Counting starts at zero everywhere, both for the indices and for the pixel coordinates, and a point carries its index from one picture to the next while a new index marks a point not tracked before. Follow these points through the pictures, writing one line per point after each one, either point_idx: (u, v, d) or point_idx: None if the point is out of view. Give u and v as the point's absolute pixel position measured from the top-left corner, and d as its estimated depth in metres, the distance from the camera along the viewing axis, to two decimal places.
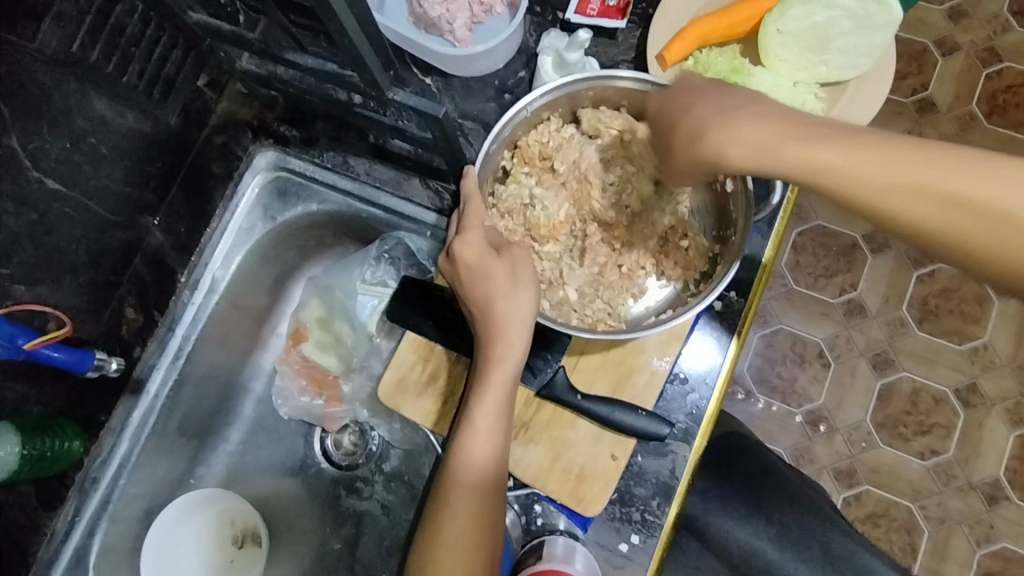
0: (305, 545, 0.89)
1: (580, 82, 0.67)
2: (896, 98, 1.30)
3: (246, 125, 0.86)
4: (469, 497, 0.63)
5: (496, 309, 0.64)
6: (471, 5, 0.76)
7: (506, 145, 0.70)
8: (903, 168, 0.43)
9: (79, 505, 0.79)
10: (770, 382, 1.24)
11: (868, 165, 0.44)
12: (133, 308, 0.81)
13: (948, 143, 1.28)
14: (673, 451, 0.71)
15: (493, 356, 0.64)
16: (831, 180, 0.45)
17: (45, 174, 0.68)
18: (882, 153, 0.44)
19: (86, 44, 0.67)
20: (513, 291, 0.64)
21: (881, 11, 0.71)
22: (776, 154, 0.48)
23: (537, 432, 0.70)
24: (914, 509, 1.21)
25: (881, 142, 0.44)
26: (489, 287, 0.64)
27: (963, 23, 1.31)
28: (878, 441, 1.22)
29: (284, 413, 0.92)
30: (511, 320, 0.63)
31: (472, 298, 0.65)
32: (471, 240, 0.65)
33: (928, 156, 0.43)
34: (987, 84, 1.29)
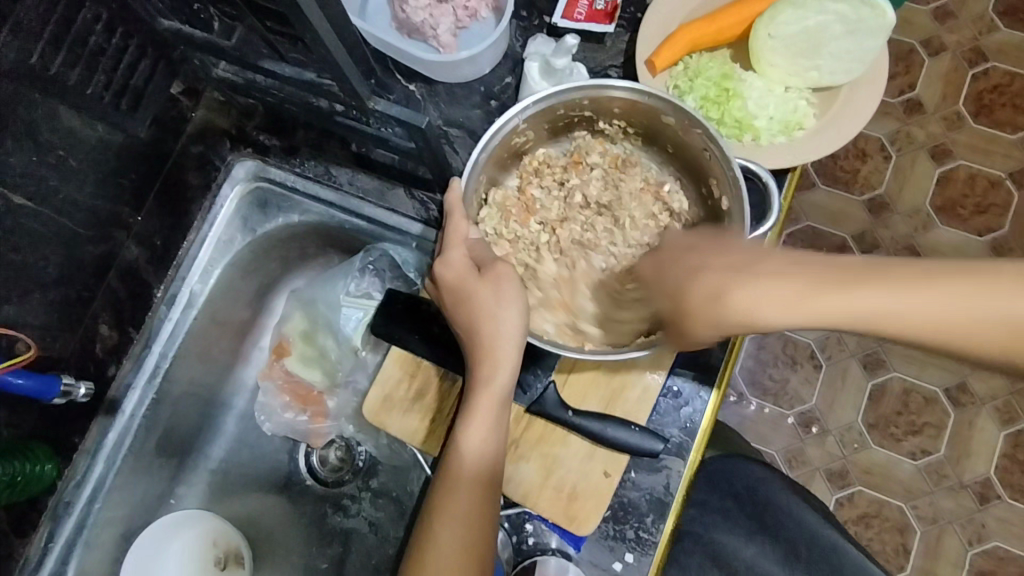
0: (290, 563, 0.87)
1: (574, 91, 0.63)
2: (883, 99, 1.30)
3: (223, 134, 0.83)
4: (456, 520, 0.60)
5: (484, 327, 0.62)
6: (455, 10, 0.74)
7: (494, 156, 0.66)
8: (844, 298, 0.45)
9: (53, 530, 0.76)
10: (761, 385, 1.24)
11: (820, 302, 0.46)
12: (107, 326, 0.79)
13: (935, 142, 1.28)
14: (667, 466, 0.69)
15: (480, 377, 0.62)
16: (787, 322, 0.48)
17: (10, 188, 0.65)
18: (832, 297, 0.46)
19: (46, 54, 0.64)
20: (500, 309, 0.62)
21: (875, 16, 0.69)
22: (746, 295, 0.49)
23: (528, 449, 0.68)
24: (905, 509, 1.20)
25: (840, 281, 0.46)
26: (475, 308, 0.62)
27: (949, 23, 1.30)
28: (869, 442, 1.22)
29: (268, 429, 0.89)
30: (498, 341, 0.61)
31: (459, 317, 0.63)
32: (453, 258, 0.63)
33: (892, 290, 0.45)
34: (974, 84, 1.29)
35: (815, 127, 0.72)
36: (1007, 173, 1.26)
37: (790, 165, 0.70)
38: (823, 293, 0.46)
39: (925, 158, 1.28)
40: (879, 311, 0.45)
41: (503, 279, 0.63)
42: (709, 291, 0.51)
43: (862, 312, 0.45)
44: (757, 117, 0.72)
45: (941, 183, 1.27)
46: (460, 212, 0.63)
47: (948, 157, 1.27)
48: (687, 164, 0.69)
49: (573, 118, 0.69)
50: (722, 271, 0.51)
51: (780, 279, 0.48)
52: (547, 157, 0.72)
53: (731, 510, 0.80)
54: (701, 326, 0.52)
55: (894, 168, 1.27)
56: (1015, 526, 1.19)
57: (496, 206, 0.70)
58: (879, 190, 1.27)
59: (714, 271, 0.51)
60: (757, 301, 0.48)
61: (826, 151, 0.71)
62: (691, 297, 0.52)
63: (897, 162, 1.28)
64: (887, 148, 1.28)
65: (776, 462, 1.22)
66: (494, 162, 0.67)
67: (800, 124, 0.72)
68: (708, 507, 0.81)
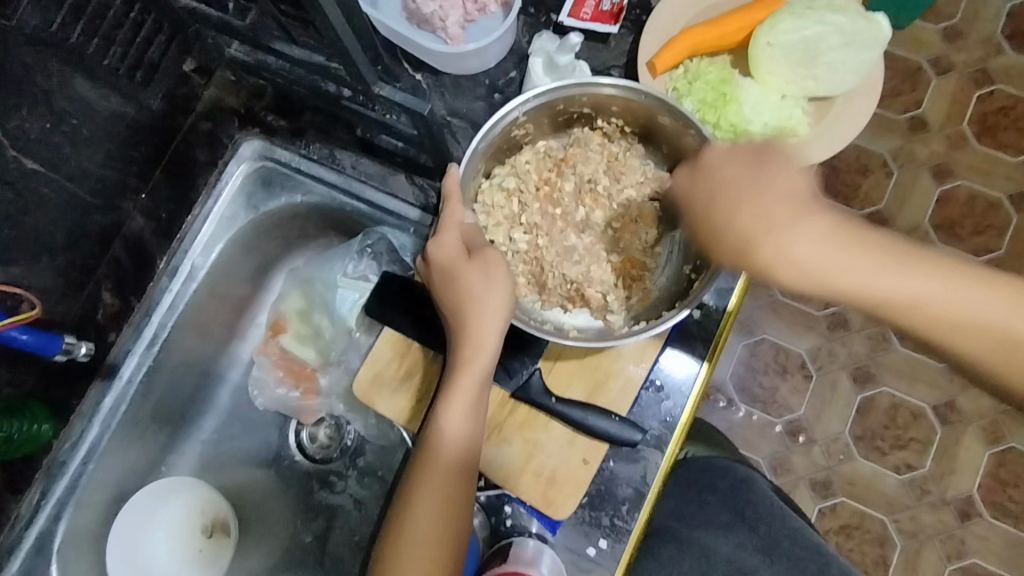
0: (276, 537, 0.89)
1: (573, 87, 0.66)
2: (887, 115, 1.31)
3: (232, 113, 0.85)
4: (435, 498, 0.63)
5: (471, 312, 0.63)
6: (464, 3, 0.77)
7: (491, 145, 0.68)
8: (905, 282, 0.54)
9: (46, 488, 0.78)
10: (751, 392, 1.25)
11: (884, 283, 0.54)
12: (109, 293, 0.81)
13: (937, 161, 1.30)
14: (645, 457, 0.71)
15: (464, 360, 0.63)
16: (833, 291, 0.55)
17: (24, 154, 0.68)
18: (902, 284, 0.54)
19: (67, 22, 0.67)
20: (489, 295, 0.64)
21: (872, 29, 0.71)
22: (805, 252, 0.55)
23: (511, 433, 0.70)
24: (887, 522, 1.22)
25: (896, 262, 0.54)
26: (465, 291, 0.63)
27: (957, 43, 1.32)
28: (855, 454, 1.24)
29: (260, 404, 0.91)
30: (484, 328, 0.63)
31: (446, 299, 0.65)
32: (447, 240, 0.65)
33: (953, 285, 0.54)
34: (979, 105, 1.30)
35: (808, 135, 0.74)
36: (1006, 194, 1.28)
37: None
38: (890, 268, 0.54)
39: (925, 176, 1.29)
40: (932, 301, 0.54)
41: (492, 265, 0.65)
42: (788, 223, 0.55)
43: (919, 304, 0.54)
44: (752, 123, 0.74)
45: (941, 202, 1.28)
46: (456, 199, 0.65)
47: (949, 177, 1.28)
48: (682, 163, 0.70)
49: (572, 114, 0.70)
50: (766, 218, 0.56)
51: (861, 248, 0.55)
52: (547, 149, 0.72)
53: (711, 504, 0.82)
54: (731, 250, 0.57)
55: (895, 184, 1.29)
56: (994, 544, 1.21)
57: (490, 195, 0.71)
58: (879, 206, 1.28)
59: (780, 221, 0.55)
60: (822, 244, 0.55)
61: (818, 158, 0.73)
62: (739, 236, 0.56)
63: (898, 178, 1.29)
64: (890, 164, 1.30)
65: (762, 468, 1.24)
66: (491, 152, 0.69)
67: (794, 131, 0.74)
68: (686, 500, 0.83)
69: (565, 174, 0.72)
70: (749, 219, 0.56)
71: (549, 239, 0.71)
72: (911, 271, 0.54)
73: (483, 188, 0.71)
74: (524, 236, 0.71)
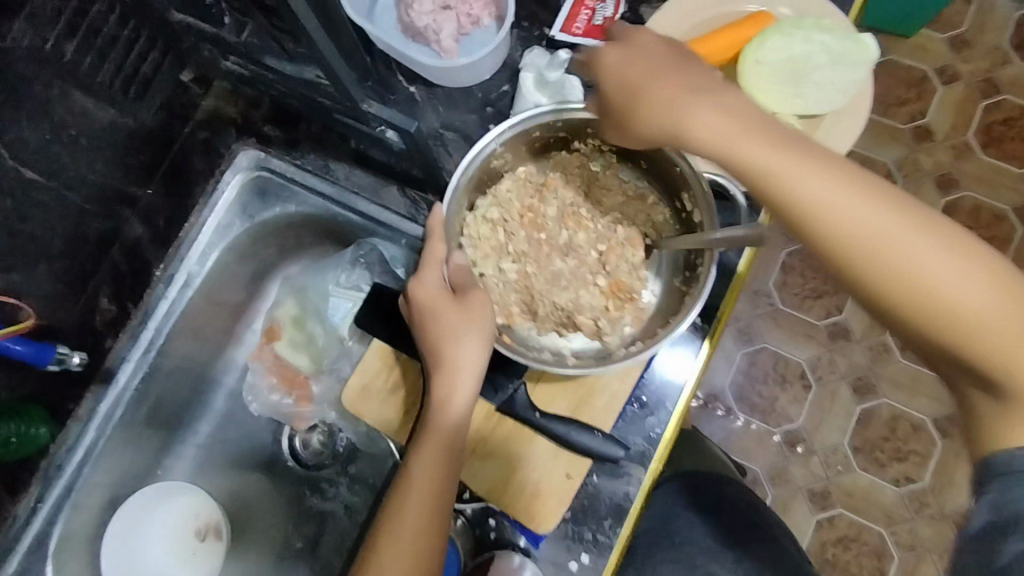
0: (268, 541, 0.90)
1: (550, 113, 0.66)
2: (892, 124, 1.31)
3: (230, 122, 0.86)
4: (404, 544, 0.61)
5: (448, 351, 0.63)
6: (458, 16, 0.78)
7: (473, 176, 0.67)
8: (867, 207, 0.48)
9: (43, 490, 0.79)
10: (749, 400, 1.25)
11: (844, 200, 0.48)
12: (107, 299, 0.83)
13: (942, 171, 1.29)
14: (628, 472, 0.71)
15: (439, 401, 0.64)
16: (785, 199, 0.50)
17: (23, 164, 0.69)
18: (862, 216, 0.48)
19: (60, 40, 0.68)
20: (467, 335, 0.64)
21: (860, 49, 0.71)
22: (767, 155, 0.50)
23: (495, 446, 0.70)
24: (885, 535, 1.22)
25: (864, 188, 0.49)
26: (443, 330, 0.64)
27: (964, 53, 1.32)
28: (854, 465, 1.23)
29: (255, 409, 0.92)
30: (460, 368, 0.64)
31: (427, 329, 0.65)
32: (428, 279, 0.65)
33: (924, 231, 0.48)
34: (986, 115, 1.30)
35: None
36: (1012, 206, 1.27)
37: None
38: (858, 193, 0.49)
39: (929, 187, 1.29)
40: (891, 236, 0.47)
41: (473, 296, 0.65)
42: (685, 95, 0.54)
43: (874, 248, 0.48)
44: None
45: (948, 212, 1.28)
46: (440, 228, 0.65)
47: (955, 188, 1.28)
48: (662, 178, 0.69)
49: (548, 139, 0.70)
50: (729, 116, 0.52)
51: (823, 171, 0.49)
52: (527, 175, 0.72)
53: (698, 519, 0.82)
54: (695, 127, 0.53)
55: None
56: None
57: (478, 221, 0.71)
58: None
59: (719, 103, 0.53)
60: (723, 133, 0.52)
61: None
62: (699, 127, 0.53)
63: (904, 189, 1.29)
64: (894, 174, 1.29)
65: (758, 476, 1.24)
66: (471, 186, 0.69)
67: None
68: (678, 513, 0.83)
69: (547, 200, 0.73)
70: (709, 118, 0.52)
71: (537, 262, 0.71)
72: (879, 209, 0.48)
73: (468, 220, 0.70)
74: (512, 266, 0.71)
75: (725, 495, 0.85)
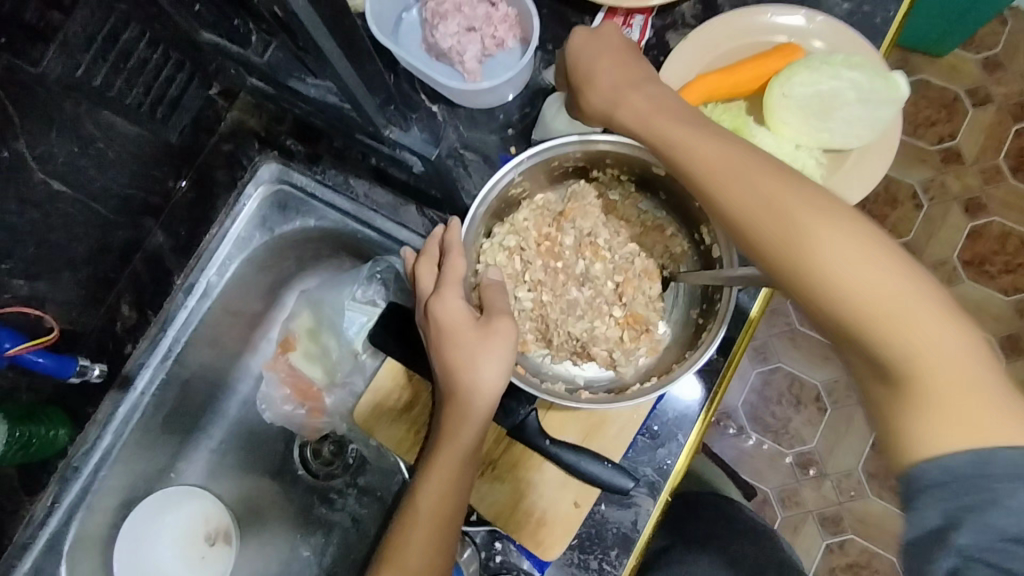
0: (276, 549, 0.91)
1: (569, 145, 0.66)
2: (920, 145, 1.30)
3: (254, 135, 0.88)
4: (412, 562, 0.63)
5: (465, 378, 0.61)
6: (482, 38, 0.78)
7: (491, 207, 0.68)
8: (818, 226, 0.45)
9: (59, 492, 0.81)
10: (762, 420, 1.24)
11: (795, 217, 0.46)
12: (128, 306, 0.85)
13: (970, 195, 1.29)
14: (637, 503, 0.71)
15: (453, 427, 0.63)
16: (737, 214, 0.49)
17: (51, 176, 0.71)
18: (794, 212, 0.46)
19: (91, 67, 0.69)
20: (485, 364, 0.61)
21: (890, 88, 0.70)
22: (728, 169, 0.50)
23: (504, 471, 0.71)
24: (897, 564, 1.20)
25: (822, 209, 0.46)
26: (461, 357, 0.62)
27: (998, 75, 1.30)
28: (868, 491, 1.22)
29: (267, 417, 0.93)
30: (477, 397, 0.61)
31: (440, 357, 0.63)
32: (449, 300, 0.63)
33: (887, 262, 0.43)
34: (1017, 140, 1.29)
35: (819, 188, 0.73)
36: None
37: None
38: (811, 212, 0.46)
39: (956, 210, 1.28)
40: (841, 260, 0.44)
41: (492, 325, 0.62)
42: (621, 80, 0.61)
43: (812, 247, 0.45)
44: None
45: (971, 237, 1.28)
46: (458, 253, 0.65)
47: (983, 213, 1.27)
48: (680, 209, 0.70)
49: (567, 168, 0.71)
50: (696, 134, 0.53)
51: (771, 169, 0.49)
52: (544, 202, 0.72)
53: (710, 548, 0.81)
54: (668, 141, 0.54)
55: (924, 218, 1.28)
56: None
57: (496, 247, 0.70)
58: (907, 239, 1.28)
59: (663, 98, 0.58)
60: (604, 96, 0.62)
61: None
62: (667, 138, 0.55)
63: (928, 212, 1.28)
64: (920, 197, 1.29)
65: (769, 497, 1.22)
66: (489, 214, 0.69)
67: None
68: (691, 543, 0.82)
69: (564, 229, 0.72)
70: (678, 135, 0.54)
71: (554, 294, 0.70)
72: (818, 211, 0.46)
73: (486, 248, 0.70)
74: (528, 294, 0.70)
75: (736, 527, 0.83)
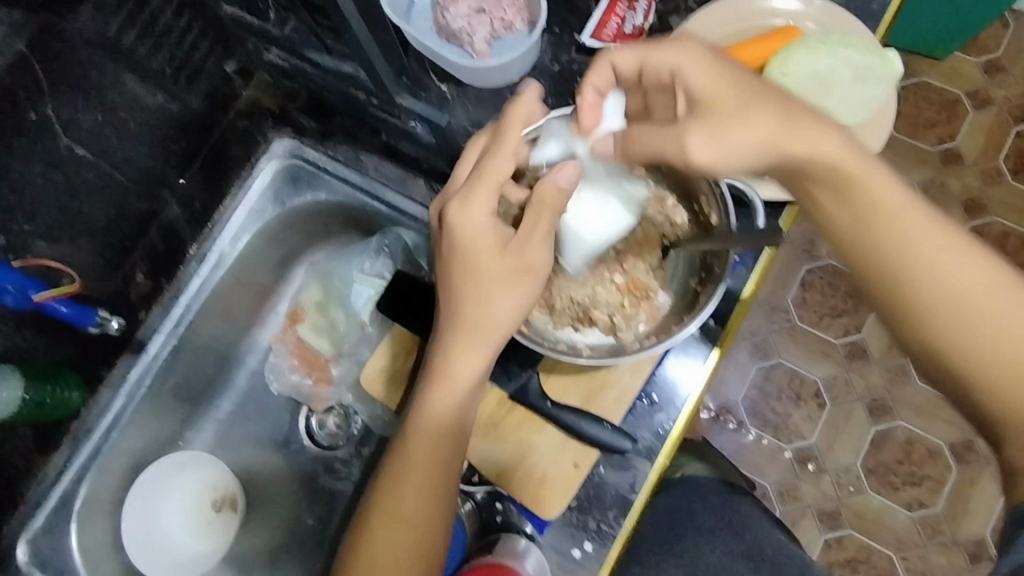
0: (280, 518, 0.93)
1: (569, 116, 0.69)
2: (922, 145, 1.32)
3: (268, 112, 0.90)
4: (420, 480, 0.63)
5: (487, 301, 0.60)
6: (491, 21, 0.80)
7: None
8: (940, 251, 0.50)
9: (72, 452, 0.83)
10: (762, 416, 1.25)
11: (919, 237, 0.50)
12: (143, 275, 0.86)
13: (970, 195, 1.30)
14: (635, 465, 0.73)
15: (468, 345, 0.62)
16: (857, 225, 0.52)
17: (75, 143, 0.74)
18: (976, 261, 0.50)
19: (122, 28, 0.73)
20: (508, 287, 0.60)
21: (882, 65, 0.72)
22: (856, 179, 0.51)
23: (505, 433, 0.73)
24: (895, 559, 1.21)
25: (944, 232, 0.50)
26: (483, 275, 0.59)
27: (998, 78, 1.33)
28: (866, 487, 1.23)
29: (275, 389, 0.96)
30: (496, 319, 0.61)
31: (456, 279, 0.61)
32: (472, 204, 0.58)
33: (992, 282, 0.50)
34: (1017, 141, 1.31)
35: None
36: None
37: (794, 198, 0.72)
38: (934, 234, 0.50)
39: (956, 211, 1.30)
40: (960, 280, 0.50)
41: (524, 249, 0.59)
42: (703, 80, 0.54)
43: (979, 293, 0.49)
44: None
45: None
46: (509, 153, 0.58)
47: (982, 213, 1.29)
48: (681, 181, 0.71)
49: None
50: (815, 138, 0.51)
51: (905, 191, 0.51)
52: None
53: (705, 526, 0.83)
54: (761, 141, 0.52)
55: None
56: None
57: None
58: None
59: (789, 113, 0.52)
60: (661, 143, 0.55)
61: None
62: (766, 143, 0.52)
63: None
64: None
65: (768, 493, 1.24)
66: None
67: None
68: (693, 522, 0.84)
69: None
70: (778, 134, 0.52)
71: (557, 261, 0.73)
72: (984, 259, 0.50)
73: None
74: None
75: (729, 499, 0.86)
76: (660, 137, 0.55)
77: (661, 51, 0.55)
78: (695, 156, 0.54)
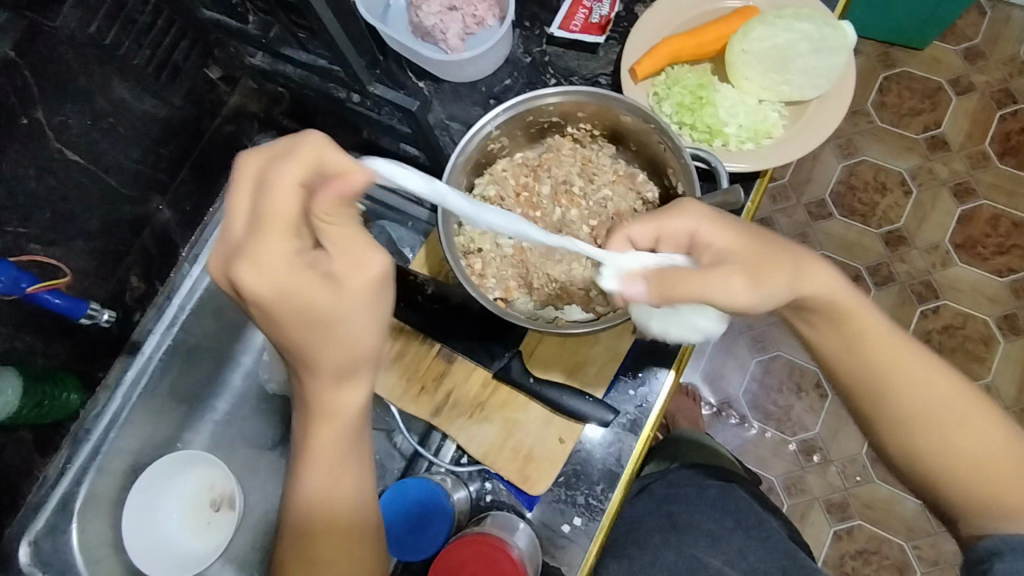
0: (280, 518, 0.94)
1: (534, 99, 0.71)
2: (907, 134, 1.34)
3: (254, 118, 0.97)
4: (331, 544, 0.58)
5: (336, 335, 0.50)
6: (463, 17, 0.82)
7: (470, 162, 0.73)
8: (918, 376, 0.59)
9: (71, 454, 0.84)
10: (764, 409, 1.26)
11: (898, 362, 0.59)
12: (137, 278, 0.89)
13: (959, 180, 1.32)
14: (620, 440, 0.74)
15: (327, 385, 0.53)
16: (849, 354, 0.60)
17: (65, 146, 0.77)
18: (939, 381, 0.60)
19: (102, 27, 0.75)
20: (351, 314, 0.50)
21: (838, 36, 0.75)
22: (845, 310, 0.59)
23: (492, 411, 0.74)
24: (906, 548, 1.20)
25: (919, 362, 0.60)
26: (316, 315, 0.49)
27: (978, 64, 1.36)
28: (873, 476, 1.22)
29: (270, 388, 0.97)
30: (354, 349, 0.51)
31: (297, 335, 0.50)
32: (260, 262, 0.47)
33: (960, 409, 0.59)
34: (1001, 125, 1.33)
35: (782, 136, 0.77)
36: None
37: (761, 167, 0.75)
38: (911, 367, 0.59)
39: (946, 195, 1.31)
40: (934, 404, 0.59)
41: (346, 272, 0.49)
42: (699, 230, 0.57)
43: (943, 400, 0.59)
44: (727, 125, 0.77)
45: (963, 221, 1.30)
46: (296, 174, 0.46)
47: (972, 197, 1.30)
48: (648, 157, 0.75)
49: (543, 124, 0.76)
50: (811, 275, 0.57)
51: (887, 328, 0.59)
52: (523, 159, 0.78)
53: (703, 509, 0.84)
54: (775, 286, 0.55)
55: (915, 204, 1.32)
56: None
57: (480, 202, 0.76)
58: (897, 225, 1.31)
59: (793, 260, 0.57)
60: (694, 284, 0.54)
61: (790, 156, 0.75)
62: (774, 273, 0.55)
63: (918, 198, 1.32)
64: (909, 183, 1.32)
65: (774, 486, 1.23)
66: (471, 167, 0.74)
67: (767, 133, 0.77)
68: (691, 506, 0.84)
69: (541, 178, 0.78)
70: (774, 272, 0.55)
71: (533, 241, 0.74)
72: (945, 378, 0.60)
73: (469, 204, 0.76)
74: (509, 241, 0.75)
75: (725, 484, 0.86)
76: (714, 289, 0.54)
77: (676, 216, 0.57)
78: (742, 297, 0.54)
